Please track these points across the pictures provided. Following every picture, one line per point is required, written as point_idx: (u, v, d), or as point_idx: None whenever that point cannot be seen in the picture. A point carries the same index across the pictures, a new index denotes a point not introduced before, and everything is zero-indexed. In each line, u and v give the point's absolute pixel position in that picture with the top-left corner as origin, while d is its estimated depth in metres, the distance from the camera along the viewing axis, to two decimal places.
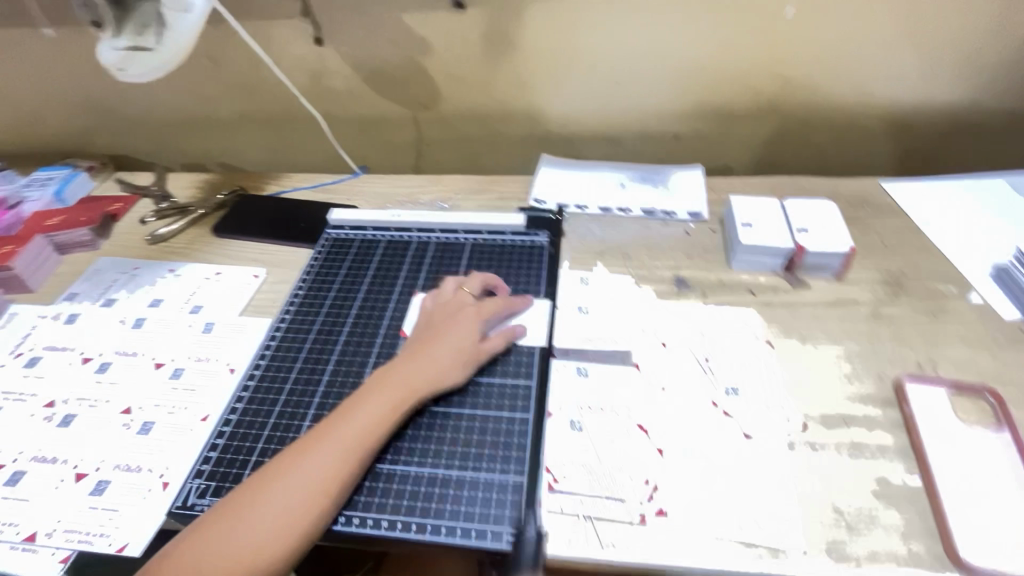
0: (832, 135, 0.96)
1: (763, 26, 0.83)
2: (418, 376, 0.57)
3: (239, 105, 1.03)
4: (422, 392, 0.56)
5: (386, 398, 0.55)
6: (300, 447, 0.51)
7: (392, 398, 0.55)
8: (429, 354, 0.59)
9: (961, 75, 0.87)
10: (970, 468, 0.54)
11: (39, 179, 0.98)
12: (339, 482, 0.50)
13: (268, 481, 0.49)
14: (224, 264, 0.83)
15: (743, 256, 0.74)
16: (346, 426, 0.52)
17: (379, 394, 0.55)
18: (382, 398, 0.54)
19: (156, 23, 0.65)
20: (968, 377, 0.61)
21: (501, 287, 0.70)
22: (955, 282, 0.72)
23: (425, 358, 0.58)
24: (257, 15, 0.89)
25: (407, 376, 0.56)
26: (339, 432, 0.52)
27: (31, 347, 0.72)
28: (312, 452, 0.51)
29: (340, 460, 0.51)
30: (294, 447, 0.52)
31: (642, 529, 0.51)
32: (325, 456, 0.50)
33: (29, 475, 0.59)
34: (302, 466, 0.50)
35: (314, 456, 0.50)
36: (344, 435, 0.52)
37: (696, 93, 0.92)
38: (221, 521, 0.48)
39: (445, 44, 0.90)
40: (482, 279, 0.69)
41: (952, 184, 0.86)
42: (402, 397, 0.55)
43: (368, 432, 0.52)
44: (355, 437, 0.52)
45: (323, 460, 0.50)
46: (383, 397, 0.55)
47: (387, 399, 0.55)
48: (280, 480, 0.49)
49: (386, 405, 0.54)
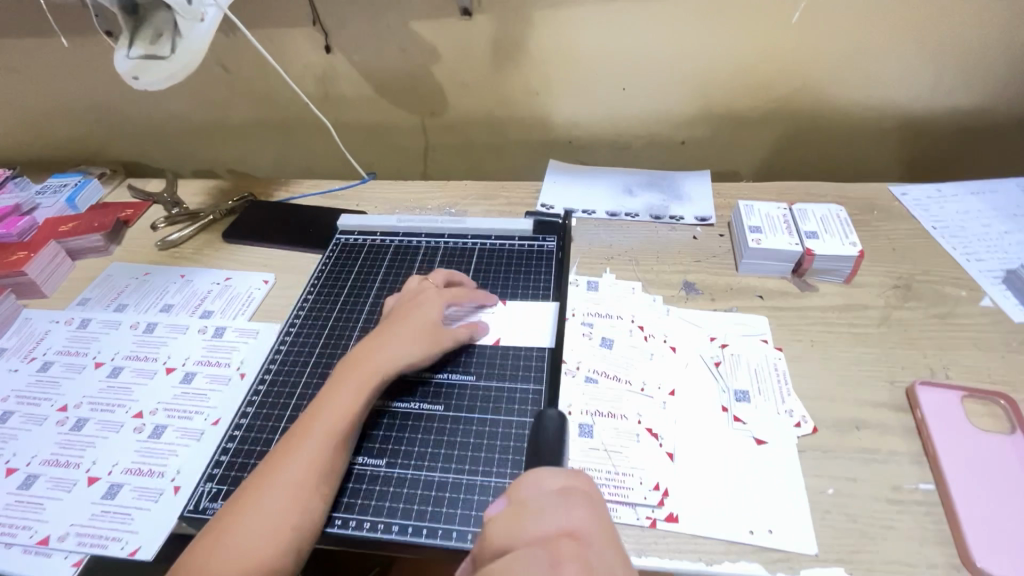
0: (838, 140, 0.96)
1: (772, 32, 0.83)
2: (378, 359, 0.57)
3: (249, 112, 1.04)
4: (385, 374, 0.56)
5: (350, 385, 0.55)
6: (279, 448, 0.51)
7: (356, 386, 0.55)
8: (389, 339, 0.59)
9: (971, 80, 0.86)
10: (986, 474, 0.53)
11: (52, 186, 0.99)
12: (320, 474, 0.50)
13: (249, 487, 0.49)
14: (234, 269, 0.83)
15: (752, 260, 0.74)
16: (317, 420, 0.52)
17: (345, 383, 0.55)
18: (348, 389, 0.54)
19: (169, 32, 0.66)
20: (981, 382, 0.61)
21: (463, 278, 0.70)
22: (965, 286, 0.72)
23: (384, 345, 0.58)
24: (267, 23, 0.90)
25: (368, 362, 0.57)
26: (312, 427, 0.52)
27: (43, 352, 0.73)
28: (287, 450, 0.51)
29: (315, 451, 0.51)
30: (273, 451, 0.52)
31: (653, 533, 0.51)
32: (301, 450, 0.50)
33: (41, 478, 0.60)
34: (283, 470, 0.49)
35: (290, 453, 0.50)
36: (318, 431, 0.52)
37: (703, 99, 0.92)
38: (210, 536, 0.46)
39: (454, 51, 0.90)
40: (444, 273, 0.70)
41: (962, 188, 0.85)
42: (365, 384, 0.55)
43: (339, 419, 0.52)
44: (326, 427, 0.52)
45: (300, 453, 0.50)
46: (348, 386, 0.55)
47: (351, 386, 0.55)
48: (261, 482, 0.49)
49: (351, 391, 0.54)
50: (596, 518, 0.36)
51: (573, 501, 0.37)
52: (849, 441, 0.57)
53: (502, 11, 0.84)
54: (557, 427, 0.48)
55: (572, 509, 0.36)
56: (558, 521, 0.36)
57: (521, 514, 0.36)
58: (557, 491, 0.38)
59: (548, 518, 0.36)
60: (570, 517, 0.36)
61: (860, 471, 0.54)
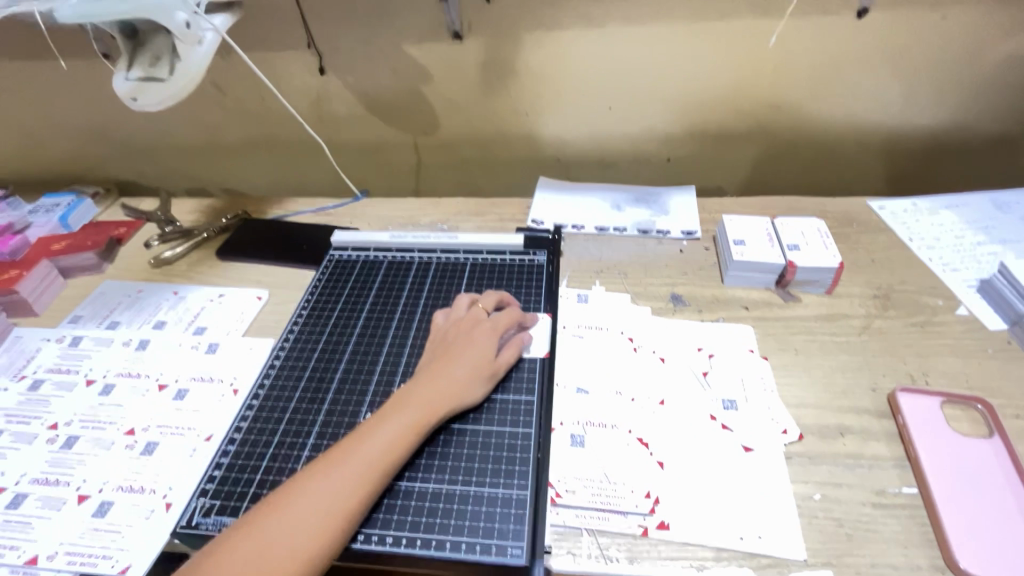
0: (817, 156, 1.00)
1: (751, 55, 0.86)
2: (437, 394, 0.57)
3: (244, 132, 1.06)
4: (442, 411, 0.56)
5: (407, 416, 0.54)
6: (319, 467, 0.50)
7: (412, 416, 0.54)
8: (449, 372, 0.59)
9: (942, 99, 0.90)
10: (967, 477, 0.54)
11: (45, 205, 1.00)
12: (362, 500, 0.50)
13: (289, 502, 0.48)
14: (227, 285, 0.84)
15: (737, 272, 0.76)
16: (368, 447, 0.52)
17: (402, 413, 0.54)
18: (403, 417, 0.54)
19: (168, 55, 0.68)
20: (958, 388, 0.63)
21: (510, 304, 0.70)
22: (942, 294, 0.74)
23: (443, 375, 0.58)
24: (262, 46, 0.92)
25: (427, 396, 0.56)
26: (362, 452, 0.51)
27: (34, 370, 0.73)
28: (332, 473, 0.50)
29: (363, 480, 0.50)
30: (313, 467, 0.50)
31: (643, 540, 0.52)
32: (347, 477, 0.50)
33: (31, 497, 0.59)
34: (325, 489, 0.49)
35: (334, 475, 0.50)
36: (367, 459, 0.51)
37: (686, 118, 0.95)
38: (241, 541, 0.46)
39: (446, 73, 0.93)
40: (496, 296, 0.69)
41: (936, 201, 0.89)
42: (422, 416, 0.55)
43: (391, 451, 0.52)
44: (375, 457, 0.51)
45: (346, 480, 0.50)
46: (405, 415, 0.54)
47: (409, 418, 0.54)
48: (299, 500, 0.48)
49: (408, 424, 0.54)
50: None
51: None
52: (834, 447, 0.58)
53: (492, 34, 0.87)
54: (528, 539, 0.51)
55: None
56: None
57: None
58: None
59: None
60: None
61: (844, 476, 0.56)
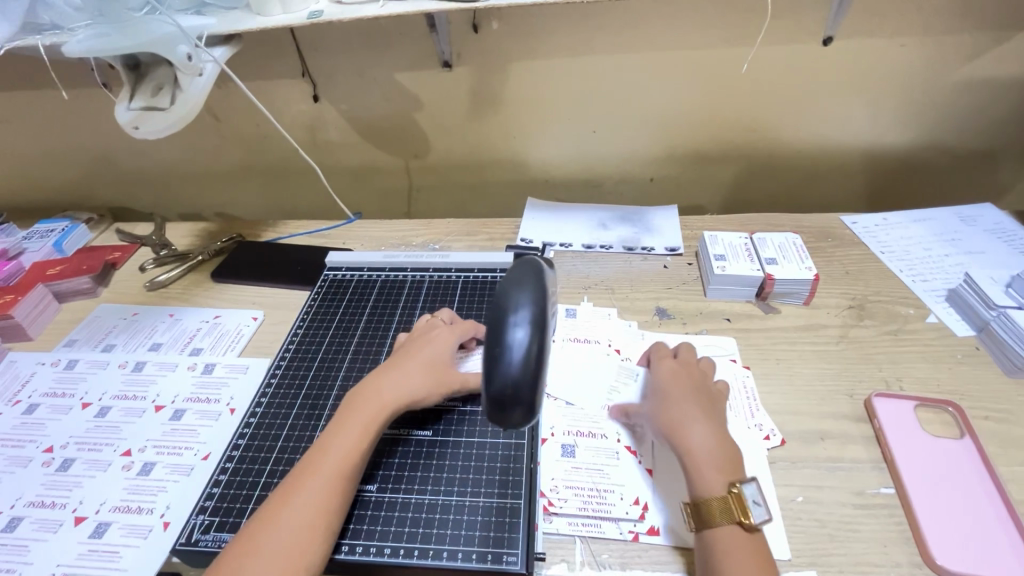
0: (792, 175, 1.04)
1: (725, 80, 0.91)
2: (384, 393, 0.57)
3: (239, 157, 1.08)
4: (390, 409, 0.56)
5: (358, 421, 0.55)
6: (285, 490, 0.50)
7: (363, 419, 0.55)
8: (395, 374, 0.59)
9: (906, 119, 0.95)
10: (940, 478, 0.57)
11: (39, 231, 1.01)
12: (332, 509, 0.50)
13: (261, 528, 0.48)
14: (223, 307, 0.85)
15: (718, 286, 0.79)
16: (325, 457, 0.52)
17: (352, 418, 0.55)
18: (354, 422, 0.55)
19: (170, 86, 0.71)
20: (930, 392, 0.66)
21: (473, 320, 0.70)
22: (913, 304, 0.78)
23: (392, 374, 0.59)
24: (258, 76, 0.96)
25: (375, 395, 0.57)
26: (321, 463, 0.52)
27: (29, 395, 0.73)
28: (295, 490, 0.50)
29: (328, 488, 0.50)
30: (278, 492, 0.50)
31: (634, 545, 0.53)
32: (311, 488, 0.50)
33: (26, 520, 0.59)
34: (292, 504, 0.49)
35: (300, 494, 0.50)
36: (326, 467, 0.51)
37: (667, 140, 1.00)
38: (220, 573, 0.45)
39: (436, 99, 0.96)
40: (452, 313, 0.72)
41: (905, 215, 0.93)
42: (373, 415, 0.55)
43: (350, 458, 0.52)
44: (337, 462, 0.52)
45: (312, 492, 0.50)
46: (357, 420, 0.55)
47: (361, 421, 0.55)
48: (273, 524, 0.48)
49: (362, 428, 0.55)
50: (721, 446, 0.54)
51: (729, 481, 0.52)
52: (815, 452, 0.60)
53: (481, 63, 0.91)
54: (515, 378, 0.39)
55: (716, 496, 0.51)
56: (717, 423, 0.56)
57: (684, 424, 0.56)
58: (738, 545, 0.48)
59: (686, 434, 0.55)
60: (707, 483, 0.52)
61: (825, 479, 0.58)
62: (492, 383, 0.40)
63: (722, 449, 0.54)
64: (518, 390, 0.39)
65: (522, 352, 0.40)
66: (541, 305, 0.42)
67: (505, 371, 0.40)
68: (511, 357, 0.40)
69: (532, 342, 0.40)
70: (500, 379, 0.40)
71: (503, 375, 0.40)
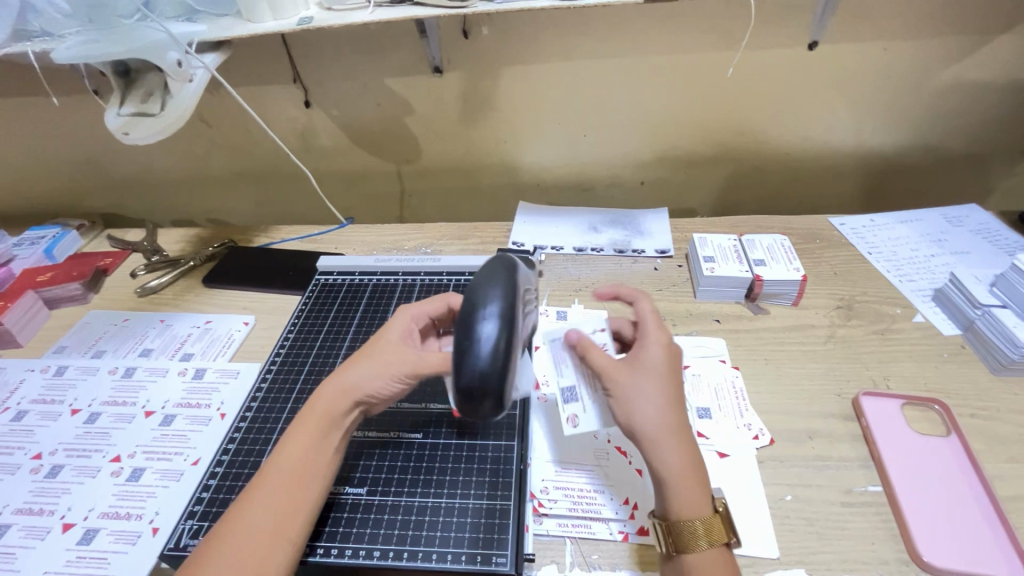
0: (781, 177, 1.05)
1: (713, 84, 0.92)
2: (331, 390, 0.54)
3: (231, 163, 1.09)
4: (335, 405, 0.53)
5: (309, 421, 0.53)
6: (245, 494, 0.49)
7: (313, 418, 0.53)
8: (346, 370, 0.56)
9: (892, 122, 0.97)
10: (926, 476, 0.57)
11: (30, 238, 1.00)
12: (288, 513, 0.48)
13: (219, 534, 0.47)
14: (214, 312, 0.85)
15: (708, 288, 0.80)
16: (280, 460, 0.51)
17: (305, 419, 0.53)
18: (307, 422, 0.53)
19: (160, 92, 0.72)
20: (917, 390, 0.67)
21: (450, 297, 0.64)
22: (901, 304, 0.79)
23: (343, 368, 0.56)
24: (250, 82, 0.96)
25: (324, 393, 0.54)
26: (277, 465, 0.51)
27: (17, 402, 0.73)
28: (254, 494, 0.49)
29: (284, 491, 0.49)
30: (242, 496, 0.50)
31: (624, 545, 0.54)
32: (268, 493, 0.49)
33: (14, 528, 0.59)
34: (250, 509, 0.48)
35: (256, 499, 0.49)
36: (281, 471, 0.50)
37: (656, 143, 1.01)
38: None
39: (427, 104, 0.97)
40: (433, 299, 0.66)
41: (891, 216, 0.94)
42: (321, 413, 0.53)
43: (301, 459, 0.51)
44: (290, 464, 0.50)
45: (269, 496, 0.49)
46: (309, 420, 0.53)
47: (313, 421, 0.53)
48: (234, 529, 0.47)
49: (315, 427, 0.52)
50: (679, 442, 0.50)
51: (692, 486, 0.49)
52: (803, 450, 0.61)
53: (471, 69, 0.92)
54: (484, 369, 0.41)
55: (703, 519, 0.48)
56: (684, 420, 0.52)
57: (665, 440, 0.50)
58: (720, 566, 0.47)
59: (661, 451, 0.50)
60: (691, 505, 0.49)
61: (814, 478, 0.58)
62: (461, 374, 0.42)
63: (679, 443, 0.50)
64: (484, 381, 0.41)
65: (490, 346, 0.42)
66: (510, 301, 0.44)
67: (472, 362, 0.42)
68: (479, 350, 0.42)
69: (499, 335, 0.42)
70: (467, 371, 0.42)
71: (471, 366, 0.42)
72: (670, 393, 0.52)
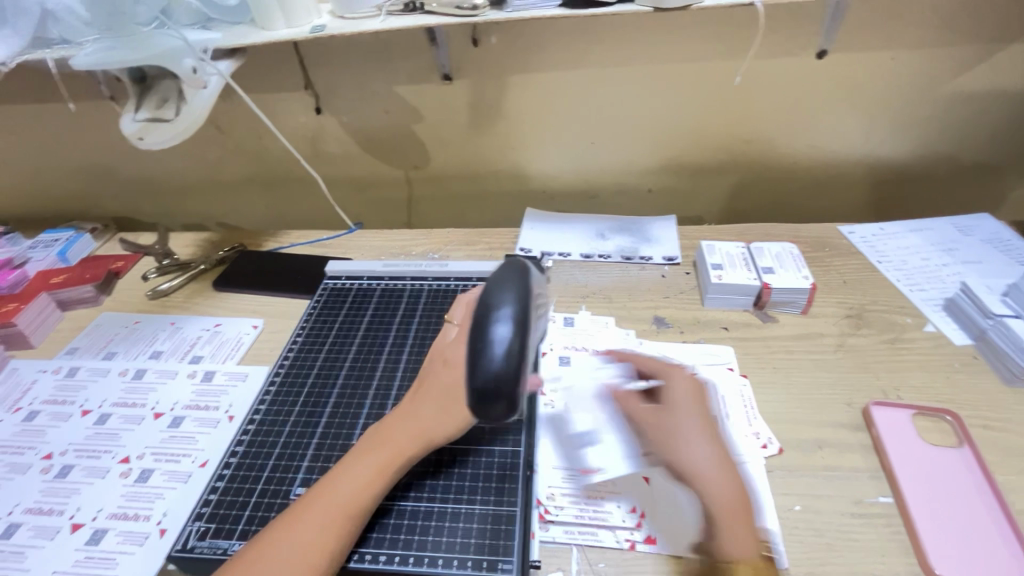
0: (789, 186, 1.05)
1: (721, 93, 0.93)
2: (405, 437, 0.54)
3: (242, 168, 1.10)
4: (408, 454, 0.54)
5: (375, 460, 0.53)
6: (290, 518, 0.50)
7: (379, 459, 0.53)
8: (418, 409, 0.56)
9: (901, 131, 0.96)
10: (939, 489, 0.56)
11: (44, 241, 1.02)
12: (334, 548, 0.49)
13: (260, 555, 0.47)
14: (223, 315, 0.86)
15: (716, 295, 0.80)
16: (336, 494, 0.51)
17: (369, 457, 0.53)
18: (370, 461, 0.53)
19: (175, 98, 0.73)
20: (928, 401, 0.66)
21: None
22: (911, 313, 0.78)
23: (414, 409, 0.56)
24: (262, 89, 0.97)
25: (397, 438, 0.54)
26: (331, 497, 0.51)
27: (29, 402, 0.74)
28: (300, 523, 0.49)
29: (333, 526, 0.49)
30: (284, 519, 0.50)
31: (631, 555, 0.53)
32: (314, 525, 0.49)
33: (24, 527, 0.59)
34: (295, 537, 0.48)
35: (303, 529, 0.49)
36: (333, 505, 0.50)
37: (664, 151, 1.01)
38: None
39: (436, 111, 0.98)
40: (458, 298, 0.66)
41: (901, 225, 0.94)
42: (389, 458, 0.53)
43: (359, 498, 0.51)
44: (345, 503, 0.51)
45: (317, 528, 0.49)
46: (373, 459, 0.53)
47: (377, 463, 0.53)
48: (277, 558, 0.47)
49: (380, 470, 0.53)
50: (733, 477, 0.50)
51: (743, 526, 0.48)
52: (812, 460, 0.60)
53: (480, 76, 0.93)
54: (497, 371, 0.42)
55: (751, 558, 0.46)
56: (727, 454, 0.52)
57: (714, 472, 0.50)
58: None
59: (710, 482, 0.50)
60: (737, 544, 0.47)
61: (823, 488, 0.58)
62: (475, 377, 0.42)
63: (728, 480, 0.50)
64: (497, 383, 0.41)
65: (504, 348, 0.42)
66: (524, 304, 0.44)
67: (483, 364, 0.42)
68: (492, 352, 0.42)
69: (513, 338, 0.43)
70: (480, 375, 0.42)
71: (484, 369, 0.42)
72: (705, 425, 0.53)
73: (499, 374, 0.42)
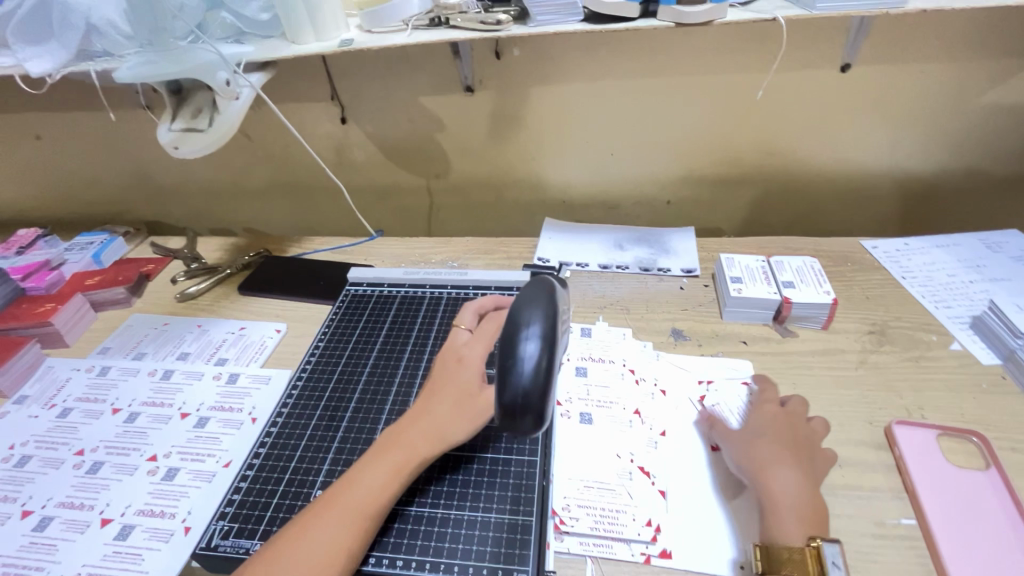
0: (810, 199, 1.04)
1: (742, 106, 0.92)
2: (420, 439, 0.55)
3: (269, 175, 1.13)
4: (421, 456, 0.54)
5: (389, 462, 0.54)
6: (308, 517, 0.50)
7: (393, 461, 0.54)
8: (431, 412, 0.56)
9: (927, 145, 0.95)
10: (963, 511, 0.55)
11: (80, 243, 1.06)
12: (351, 548, 0.49)
13: (280, 554, 0.48)
14: (248, 319, 0.88)
15: (735, 309, 0.79)
16: (353, 495, 0.51)
17: (383, 458, 0.54)
18: (385, 462, 0.54)
19: (208, 109, 0.76)
20: (954, 421, 0.64)
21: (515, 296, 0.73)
22: (936, 330, 0.77)
23: (428, 412, 0.57)
24: (290, 99, 1.00)
25: (410, 440, 0.55)
26: (348, 497, 0.51)
27: (63, 399, 0.77)
28: (319, 522, 0.50)
29: (350, 526, 0.50)
30: (302, 519, 0.51)
31: (646, 569, 0.53)
32: (332, 525, 0.50)
33: (56, 520, 0.62)
34: (313, 537, 0.49)
35: (321, 529, 0.49)
36: (349, 506, 0.51)
37: (683, 163, 1.01)
38: None
39: (458, 121, 0.99)
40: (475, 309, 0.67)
41: (927, 240, 0.92)
42: (403, 460, 0.54)
43: (376, 501, 0.52)
44: (362, 505, 0.51)
45: (335, 527, 0.50)
46: (388, 460, 0.54)
47: (392, 464, 0.54)
48: (296, 557, 0.48)
49: (394, 471, 0.53)
50: (801, 483, 0.54)
51: (798, 520, 0.52)
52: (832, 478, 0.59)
53: (502, 88, 0.94)
54: (527, 387, 0.42)
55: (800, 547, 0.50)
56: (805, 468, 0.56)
57: (776, 470, 0.55)
58: None
59: (775, 479, 0.55)
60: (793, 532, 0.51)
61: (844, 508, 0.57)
62: (504, 391, 0.43)
63: (800, 484, 0.54)
64: (526, 398, 0.42)
65: (532, 365, 0.42)
66: (552, 321, 0.45)
67: (513, 379, 0.42)
68: (522, 368, 0.42)
69: (541, 355, 0.43)
70: (509, 389, 0.42)
71: (514, 384, 0.42)
72: (796, 443, 0.58)
73: (528, 390, 0.42)
